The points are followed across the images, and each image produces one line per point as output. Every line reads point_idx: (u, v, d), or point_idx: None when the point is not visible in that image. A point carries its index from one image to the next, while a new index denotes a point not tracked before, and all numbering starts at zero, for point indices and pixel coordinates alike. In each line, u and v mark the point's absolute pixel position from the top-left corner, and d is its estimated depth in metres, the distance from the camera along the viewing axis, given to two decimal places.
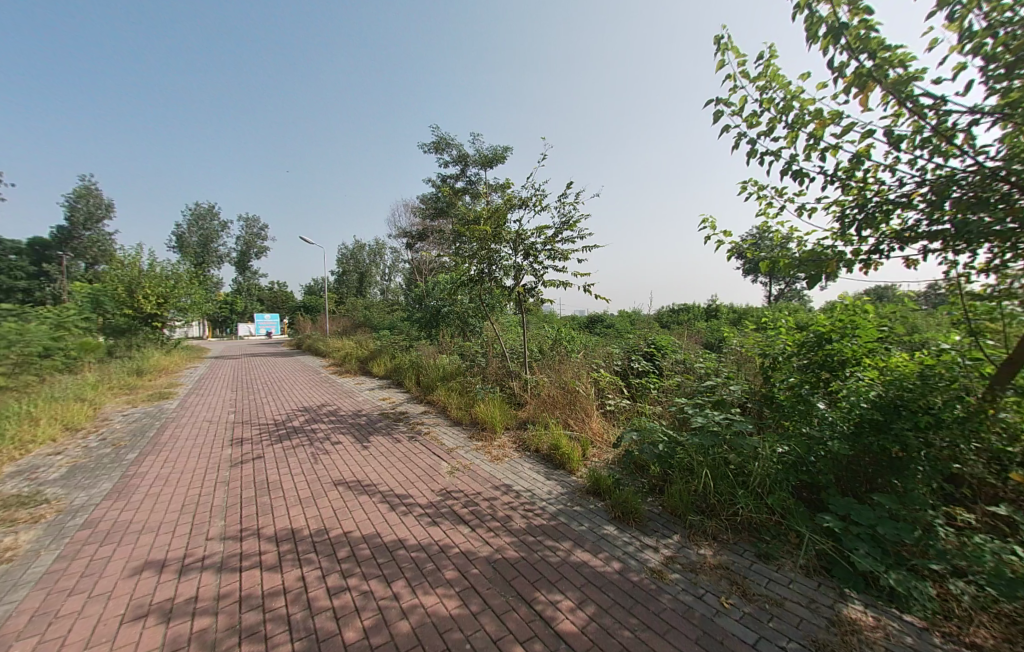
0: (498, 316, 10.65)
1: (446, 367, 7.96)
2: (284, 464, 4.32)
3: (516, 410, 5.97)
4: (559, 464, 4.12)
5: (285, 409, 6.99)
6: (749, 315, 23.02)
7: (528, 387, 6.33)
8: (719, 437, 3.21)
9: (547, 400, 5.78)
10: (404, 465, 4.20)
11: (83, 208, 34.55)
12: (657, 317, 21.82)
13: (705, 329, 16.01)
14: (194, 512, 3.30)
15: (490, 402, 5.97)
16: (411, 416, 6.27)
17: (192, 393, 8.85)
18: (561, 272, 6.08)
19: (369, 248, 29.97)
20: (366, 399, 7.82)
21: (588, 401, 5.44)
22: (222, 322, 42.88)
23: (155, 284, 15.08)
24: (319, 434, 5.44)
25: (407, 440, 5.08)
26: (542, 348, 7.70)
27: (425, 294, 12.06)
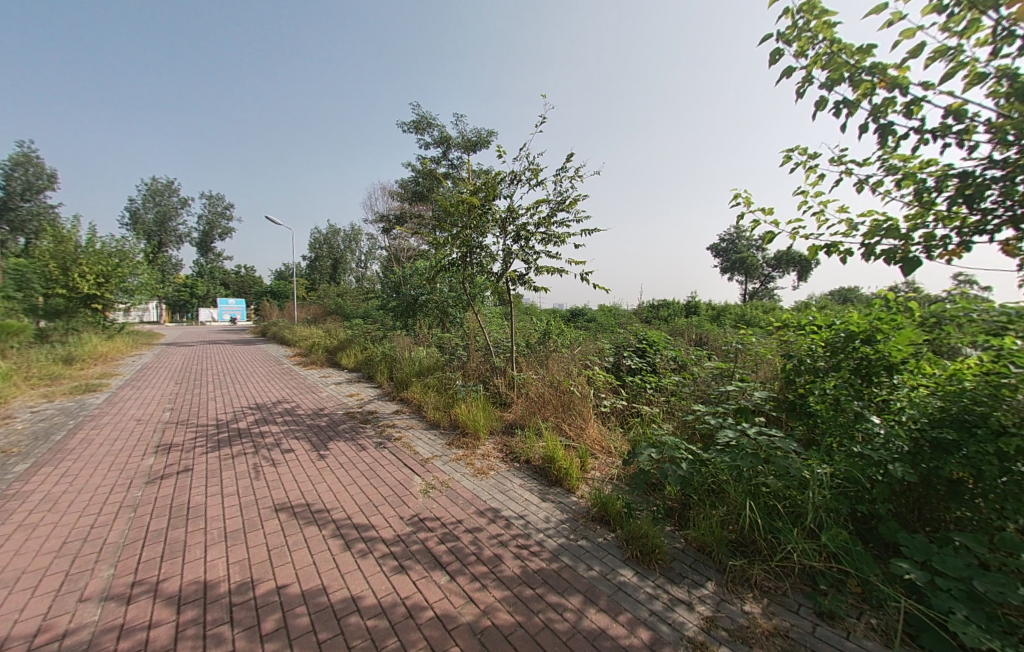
0: (479, 306, 9.91)
1: (422, 361, 7.19)
2: (215, 481, 3.49)
3: (501, 411, 5.29)
4: (555, 480, 3.47)
5: (232, 407, 6.06)
6: (730, 313, 23.07)
7: (514, 386, 5.66)
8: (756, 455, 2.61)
9: (537, 401, 5.11)
10: (367, 482, 3.44)
11: (21, 176, 31.39)
12: (638, 313, 21.64)
13: (685, 326, 15.93)
14: (75, 556, 2.47)
15: (472, 403, 5.26)
16: (380, 417, 5.49)
17: (127, 387, 7.73)
18: (556, 258, 5.38)
19: (343, 233, 28.42)
20: (331, 395, 6.96)
21: (583, 403, 4.80)
22: (182, 306, 40.23)
23: (95, 262, 13.44)
24: (268, 439, 4.60)
25: (372, 447, 4.31)
26: (529, 342, 7.02)
27: (401, 282, 11.17)
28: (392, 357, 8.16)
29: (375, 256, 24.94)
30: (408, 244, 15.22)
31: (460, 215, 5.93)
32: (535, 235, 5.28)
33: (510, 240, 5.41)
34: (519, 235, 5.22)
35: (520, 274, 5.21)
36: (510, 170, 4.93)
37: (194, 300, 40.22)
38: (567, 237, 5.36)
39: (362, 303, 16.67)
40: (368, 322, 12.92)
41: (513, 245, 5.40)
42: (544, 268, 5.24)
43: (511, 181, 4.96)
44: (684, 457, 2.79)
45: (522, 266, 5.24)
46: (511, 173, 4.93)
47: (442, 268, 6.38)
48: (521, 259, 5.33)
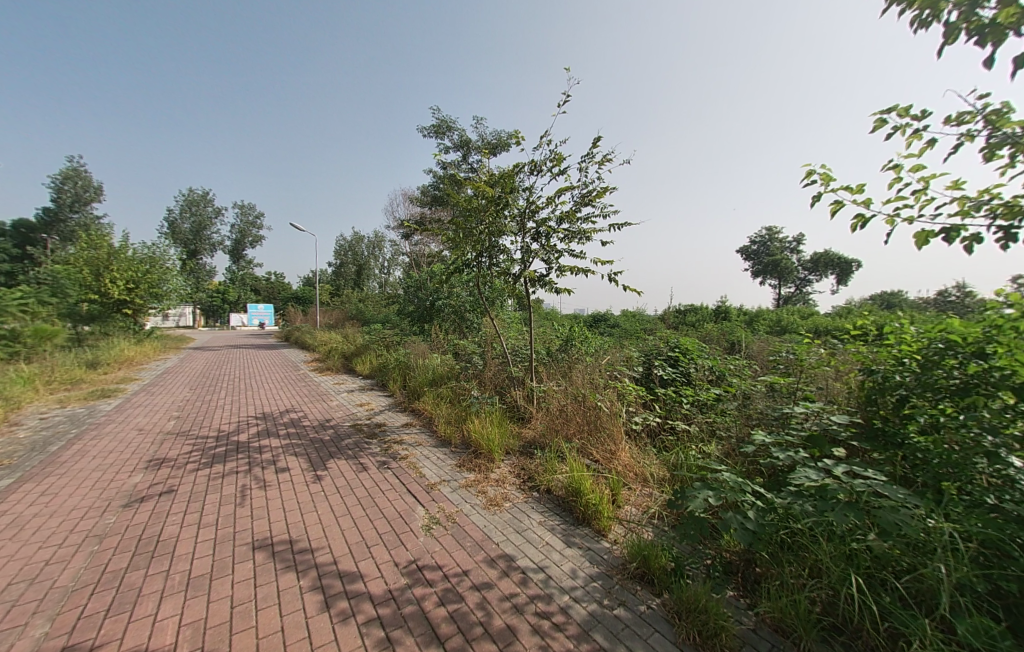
0: (498, 311, 9.44)
1: (436, 369, 6.76)
2: (196, 507, 3.10)
3: (519, 427, 4.77)
4: (581, 517, 2.92)
5: (238, 416, 5.76)
6: (763, 318, 21.80)
7: (534, 398, 5.13)
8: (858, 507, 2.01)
9: (559, 416, 4.57)
10: (363, 513, 2.98)
11: (71, 189, 33.33)
12: (664, 318, 20.72)
13: (715, 332, 15.02)
14: (11, 606, 2.09)
15: (487, 418, 4.75)
16: (388, 430, 5.07)
17: (142, 392, 7.61)
18: (580, 256, 4.84)
19: (366, 239, 28.63)
20: (341, 404, 6.59)
21: (613, 422, 4.21)
22: (213, 312, 41.58)
23: (126, 268, 13.76)
24: (265, 455, 4.22)
25: (375, 467, 3.87)
26: (550, 349, 6.48)
27: (418, 286, 10.84)
28: (406, 365, 7.77)
29: (397, 261, 24.94)
30: (427, 248, 14.95)
31: (476, 213, 5.45)
32: (557, 230, 4.73)
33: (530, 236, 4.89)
34: (540, 230, 4.69)
35: (540, 276, 4.70)
36: (529, 159, 4.42)
37: (225, 305, 41.60)
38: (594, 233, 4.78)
39: (381, 308, 16.52)
40: (385, 327, 12.65)
41: (533, 243, 4.86)
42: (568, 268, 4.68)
43: (530, 171, 4.46)
44: (750, 501, 2.21)
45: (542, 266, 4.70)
46: (530, 162, 4.42)
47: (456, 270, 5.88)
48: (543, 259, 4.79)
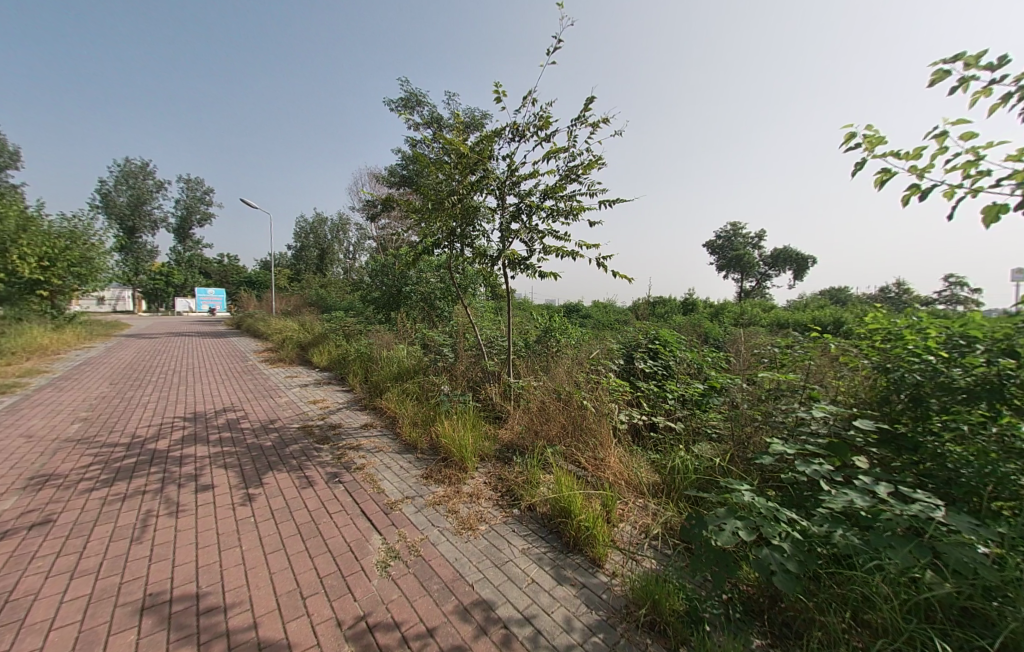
0: (469, 299, 8.84)
1: (401, 361, 6.12)
2: (76, 545, 2.38)
3: (494, 428, 4.27)
4: (572, 542, 2.47)
5: (162, 417, 4.90)
6: (729, 311, 22.29)
7: (510, 395, 4.64)
8: (925, 547, 1.64)
9: (539, 416, 4.10)
10: (302, 546, 2.39)
11: None
12: (635, 310, 20.80)
13: (686, 324, 15.09)
14: None
15: (458, 419, 4.20)
16: (344, 432, 4.43)
17: (49, 388, 6.48)
18: (565, 238, 4.33)
19: (328, 221, 26.89)
20: (290, 401, 5.81)
21: (601, 424, 3.78)
22: (156, 295, 38.15)
23: (39, 243, 11.93)
24: (188, 467, 3.49)
25: (324, 480, 3.26)
26: (527, 341, 6.00)
27: (382, 270, 10.02)
28: (368, 357, 7.05)
29: (362, 246, 23.63)
30: (393, 231, 14.00)
31: (447, 184, 4.78)
32: (541, 207, 4.19)
33: (509, 213, 4.31)
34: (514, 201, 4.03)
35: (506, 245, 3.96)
36: (510, 121, 3.83)
37: (170, 289, 38.34)
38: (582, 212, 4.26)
39: (343, 295, 15.42)
40: (347, 315, 11.71)
41: (513, 221, 4.31)
42: (553, 250, 4.15)
43: (511, 136, 3.87)
44: (785, 530, 1.80)
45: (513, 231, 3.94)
46: (512, 125, 3.83)
47: (422, 252, 5.17)
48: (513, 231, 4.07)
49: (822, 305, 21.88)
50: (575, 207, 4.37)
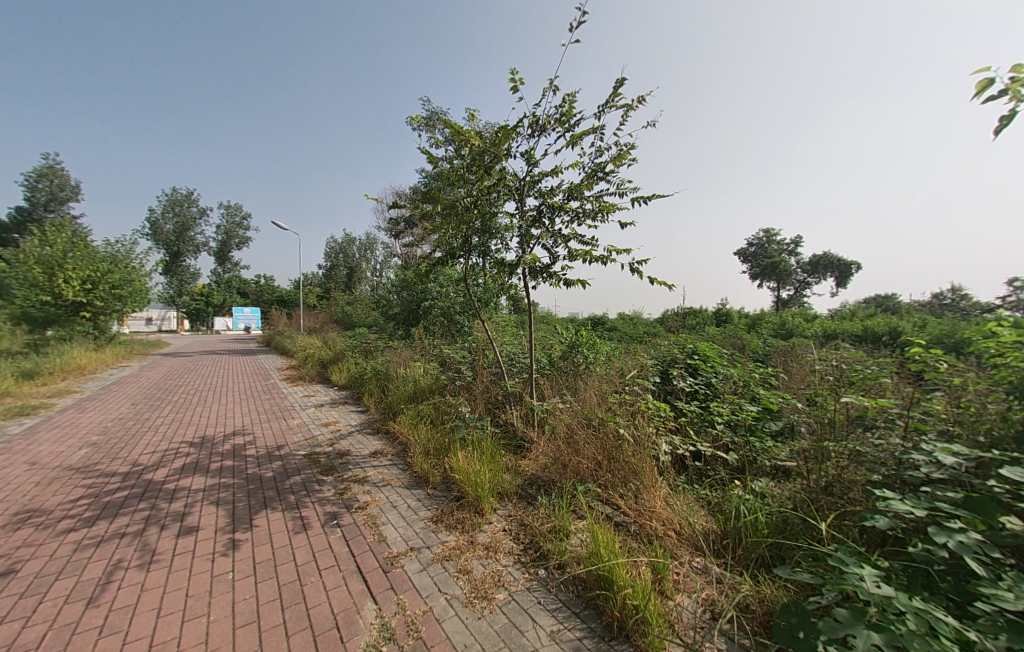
0: (491, 313, 8.43)
1: (417, 380, 5.73)
2: (23, 609, 2.04)
3: (516, 458, 3.76)
4: (614, 624, 1.91)
5: (168, 442, 4.66)
6: (767, 322, 20.99)
7: (533, 420, 4.13)
8: None
9: (567, 445, 3.57)
10: (281, 618, 1.95)
11: (46, 188, 31.78)
12: (665, 321, 19.86)
13: (722, 336, 14.14)
14: None
15: (476, 448, 3.72)
16: (351, 460, 4.03)
17: (71, 409, 6.45)
18: (592, 242, 3.84)
19: (356, 240, 27.41)
20: (302, 424, 5.50)
21: (642, 457, 3.20)
22: (196, 315, 39.95)
23: (83, 266, 12.43)
24: (177, 503, 3.16)
25: (321, 523, 2.84)
26: (552, 357, 5.49)
27: (403, 285, 9.79)
28: (385, 375, 6.71)
29: (387, 263, 23.91)
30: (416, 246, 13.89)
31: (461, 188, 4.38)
32: (565, 208, 3.73)
33: (530, 216, 3.87)
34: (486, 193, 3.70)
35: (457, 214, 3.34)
36: (529, 114, 3.41)
37: (209, 308, 40.17)
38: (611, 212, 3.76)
39: (368, 311, 15.40)
40: (369, 331, 11.54)
41: (532, 224, 3.86)
42: (579, 255, 3.64)
43: (529, 130, 3.44)
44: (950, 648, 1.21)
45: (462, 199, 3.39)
46: (530, 118, 3.40)
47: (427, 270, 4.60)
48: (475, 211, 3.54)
49: (872, 314, 20.25)
50: (602, 207, 3.88)
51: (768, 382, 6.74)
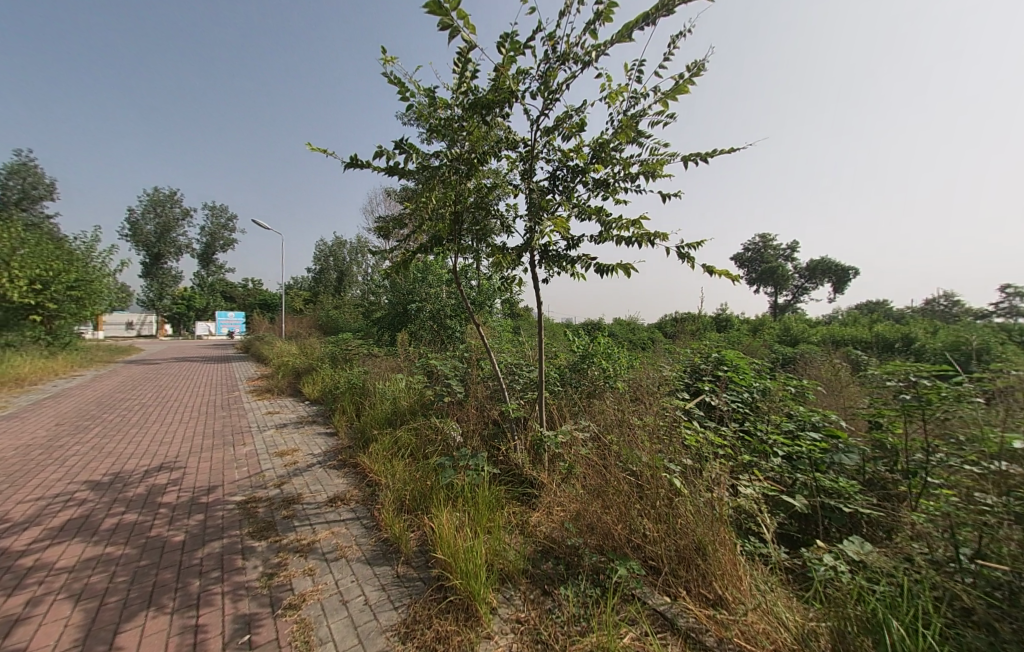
0: (486, 316, 7.45)
1: (396, 397, 4.72)
2: None
3: (521, 517, 2.77)
4: None
5: (68, 484, 3.58)
6: (769, 327, 20.24)
7: (542, 457, 3.15)
8: None
9: (593, 501, 2.58)
10: None
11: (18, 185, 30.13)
12: (663, 324, 19.12)
13: (728, 341, 13.33)
14: None
15: (468, 505, 2.70)
16: (300, 512, 3.01)
17: None
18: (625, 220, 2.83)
19: (346, 242, 26.21)
20: (252, 453, 4.44)
21: (712, 526, 2.21)
22: (177, 319, 38.51)
23: (31, 263, 11.14)
24: (21, 597, 2.12)
25: (222, 640, 1.81)
26: (560, 371, 4.52)
27: (387, 286, 8.79)
28: (361, 389, 5.67)
29: (376, 266, 22.85)
30: None
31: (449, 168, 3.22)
32: (590, 174, 2.76)
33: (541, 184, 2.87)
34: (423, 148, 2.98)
35: (391, 167, 2.46)
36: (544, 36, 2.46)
37: (190, 312, 38.60)
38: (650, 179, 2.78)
39: (352, 316, 14.28)
40: (351, 336, 10.49)
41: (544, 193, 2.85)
42: (609, 235, 2.62)
43: (545, 59, 2.48)
44: None
45: (397, 148, 2.60)
46: (546, 41, 2.45)
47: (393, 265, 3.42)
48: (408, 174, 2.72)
49: (876, 319, 19.68)
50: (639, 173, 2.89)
51: (804, 398, 5.84)
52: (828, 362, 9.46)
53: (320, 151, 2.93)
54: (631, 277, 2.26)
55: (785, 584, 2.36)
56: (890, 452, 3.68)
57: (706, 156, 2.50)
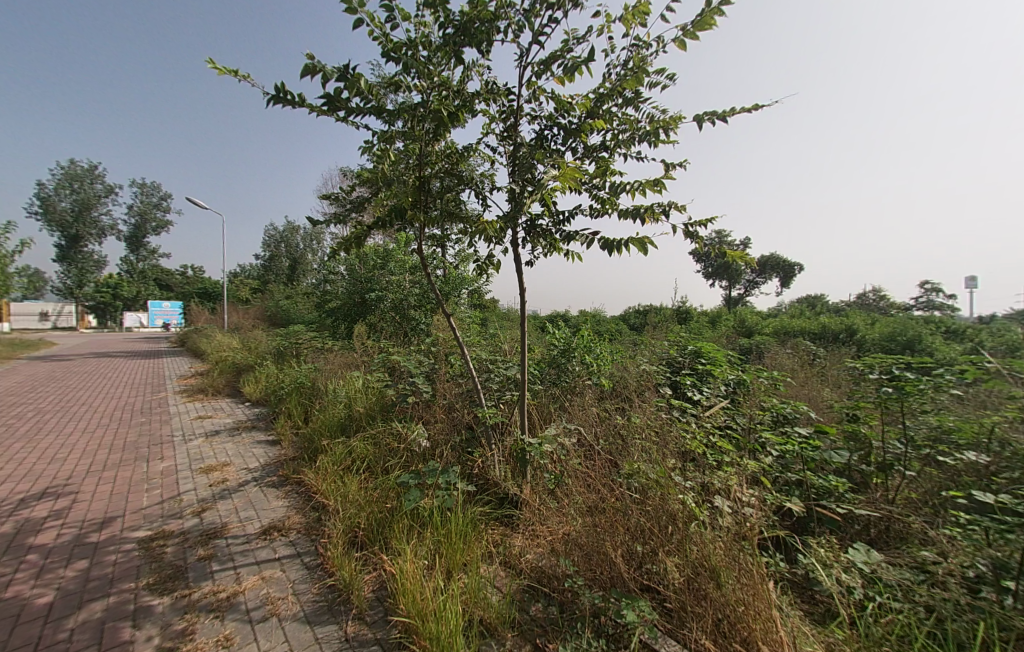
0: (453, 307, 6.90)
1: (351, 399, 4.10)
2: None
3: (502, 549, 2.30)
4: None
5: None
6: (725, 318, 20.97)
7: (525, 472, 2.70)
8: None
9: (589, 526, 2.16)
10: None
11: None
12: (627, 316, 19.33)
13: (691, 332, 13.54)
14: None
15: (439, 536, 2.20)
16: (223, 550, 2.39)
17: None
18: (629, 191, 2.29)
19: (299, 228, 24.40)
20: (171, 469, 3.69)
21: (735, 557, 1.84)
22: (102, 310, 34.66)
23: None
24: None
25: None
26: (539, 367, 4.09)
27: (342, 273, 7.99)
28: (310, 389, 4.97)
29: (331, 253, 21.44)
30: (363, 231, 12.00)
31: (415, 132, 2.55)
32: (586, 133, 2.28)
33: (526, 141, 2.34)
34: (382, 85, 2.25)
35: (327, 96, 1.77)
36: None
37: (118, 301, 34.80)
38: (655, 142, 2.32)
39: (304, 305, 13.14)
40: (302, 328, 9.56)
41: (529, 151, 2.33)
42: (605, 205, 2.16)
43: None
44: None
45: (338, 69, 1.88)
46: None
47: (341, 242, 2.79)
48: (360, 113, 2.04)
49: (820, 312, 20.90)
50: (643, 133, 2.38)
51: (778, 390, 5.78)
52: (788, 354, 9.70)
53: (230, 73, 2.00)
54: (646, 255, 1.80)
55: (802, 613, 2.07)
56: (863, 445, 3.55)
57: (726, 115, 2.06)
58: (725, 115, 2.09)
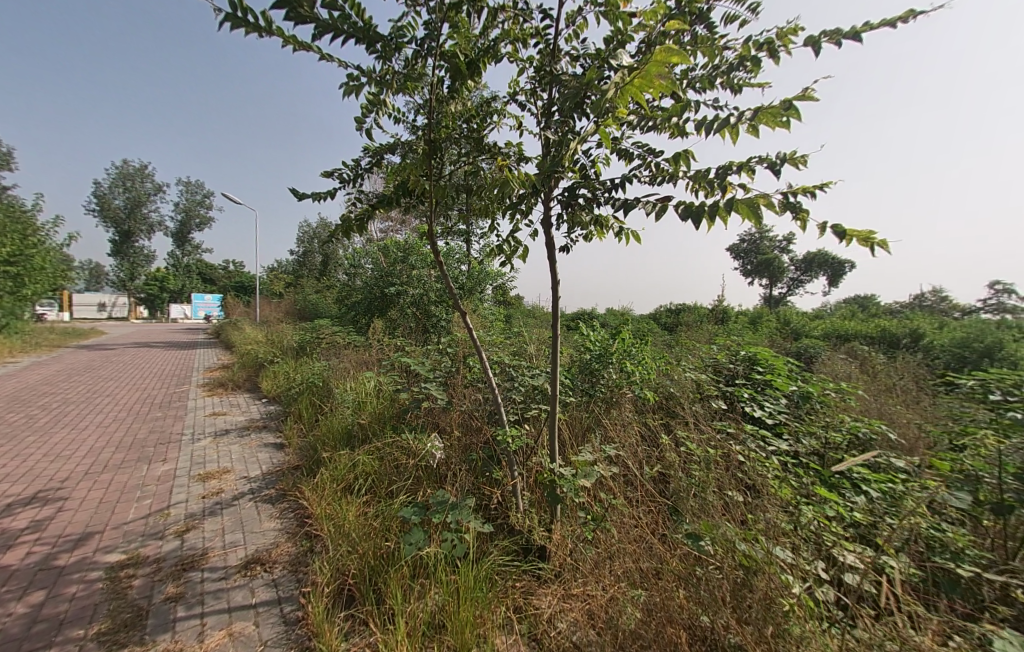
0: (476, 303, 6.46)
1: (361, 404, 3.71)
2: None
3: (526, 615, 1.79)
4: None
5: None
6: (766, 318, 19.59)
7: (554, 510, 2.17)
8: None
9: (644, 601, 1.61)
10: None
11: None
12: (658, 314, 18.39)
13: (730, 333, 12.58)
14: None
15: (444, 596, 1.73)
16: (195, 588, 2.01)
17: None
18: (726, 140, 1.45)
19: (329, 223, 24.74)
20: (169, 475, 3.41)
21: None
22: (150, 302, 36.61)
23: None
24: None
25: None
26: (570, 374, 3.56)
27: (364, 267, 7.71)
28: (322, 389, 4.63)
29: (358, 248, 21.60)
30: (388, 225, 11.77)
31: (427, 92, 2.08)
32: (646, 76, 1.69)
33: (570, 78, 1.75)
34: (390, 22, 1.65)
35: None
36: None
37: (164, 293, 36.64)
38: (745, 81, 1.68)
39: (330, 299, 13.07)
40: (325, 323, 9.40)
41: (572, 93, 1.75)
42: (673, 164, 1.54)
43: None
44: None
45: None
46: None
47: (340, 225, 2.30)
48: (345, 38, 1.52)
49: (873, 314, 19.19)
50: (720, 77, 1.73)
51: (846, 405, 4.97)
52: (846, 362, 8.65)
53: None
54: (754, 225, 1.18)
55: None
56: (972, 481, 2.77)
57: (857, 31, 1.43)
58: (857, 32, 1.45)
